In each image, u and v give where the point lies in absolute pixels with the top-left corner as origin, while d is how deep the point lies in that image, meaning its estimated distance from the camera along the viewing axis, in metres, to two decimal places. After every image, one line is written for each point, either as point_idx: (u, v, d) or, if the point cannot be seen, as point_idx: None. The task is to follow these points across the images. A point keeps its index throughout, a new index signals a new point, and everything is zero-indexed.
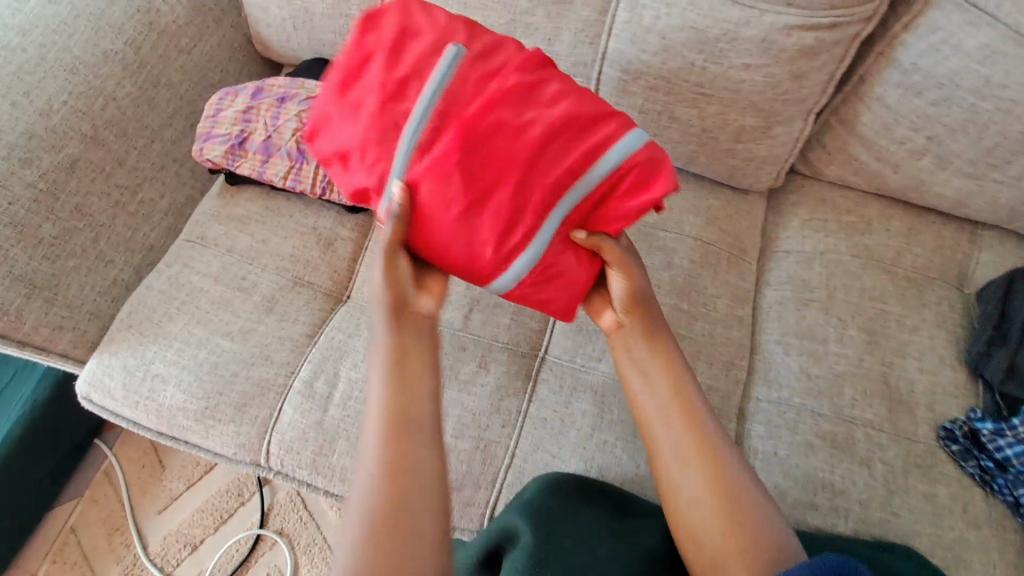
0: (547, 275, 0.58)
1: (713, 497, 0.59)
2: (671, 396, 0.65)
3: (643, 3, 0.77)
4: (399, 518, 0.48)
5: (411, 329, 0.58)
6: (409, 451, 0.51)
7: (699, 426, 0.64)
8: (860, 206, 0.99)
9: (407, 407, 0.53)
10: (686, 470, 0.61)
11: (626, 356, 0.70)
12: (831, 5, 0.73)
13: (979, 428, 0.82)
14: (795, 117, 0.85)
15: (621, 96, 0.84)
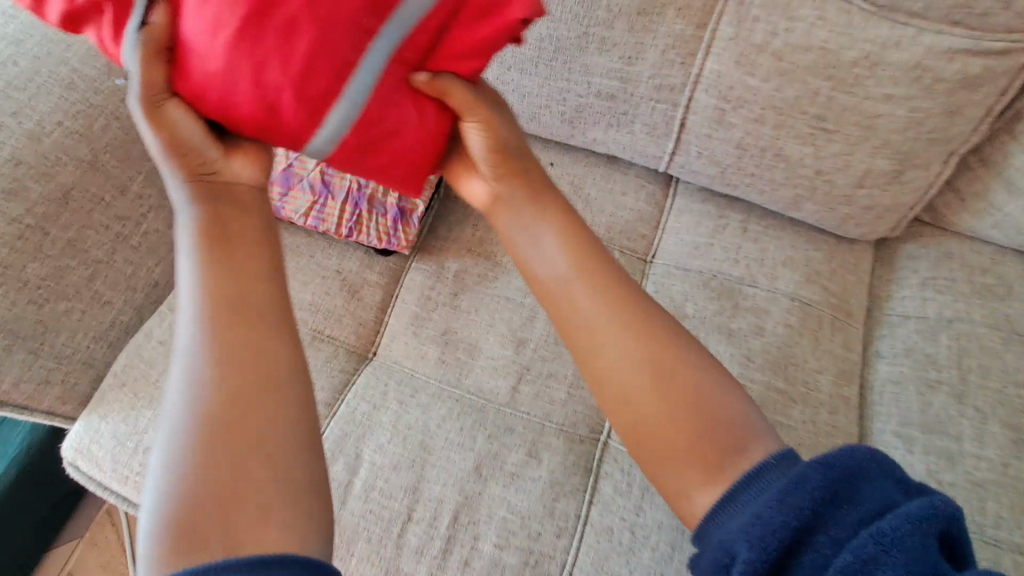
0: (375, 135, 0.45)
1: (652, 389, 0.45)
2: (615, 329, 0.47)
3: (756, 17, 0.63)
4: (221, 460, 0.36)
5: (241, 214, 0.45)
6: (229, 363, 0.39)
7: (657, 336, 0.47)
8: (998, 265, 0.81)
9: (227, 316, 0.40)
10: (628, 391, 0.46)
11: (524, 226, 0.51)
12: (1012, 26, 0.57)
13: None
14: (933, 161, 0.68)
15: (717, 126, 0.70)
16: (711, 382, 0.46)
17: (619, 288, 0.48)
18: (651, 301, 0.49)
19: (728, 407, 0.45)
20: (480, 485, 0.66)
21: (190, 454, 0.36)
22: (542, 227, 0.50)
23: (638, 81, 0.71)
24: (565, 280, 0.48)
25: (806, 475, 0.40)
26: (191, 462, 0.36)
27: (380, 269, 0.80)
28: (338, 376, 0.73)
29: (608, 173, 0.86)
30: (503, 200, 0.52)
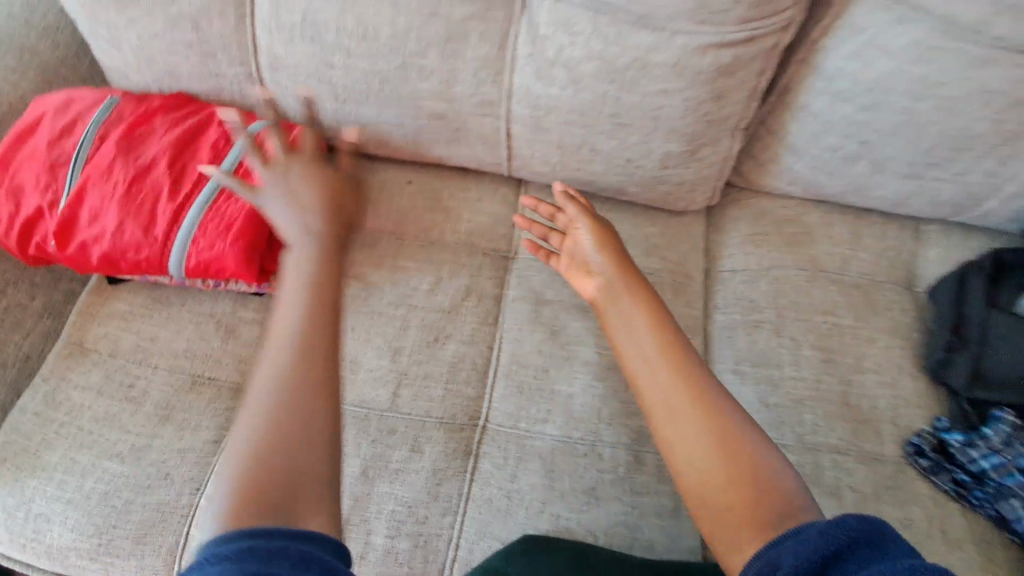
0: (221, 227, 0.76)
1: (711, 442, 0.56)
2: (690, 407, 0.58)
3: (544, 34, 0.70)
4: (282, 452, 0.46)
5: (338, 248, 0.59)
6: (327, 371, 0.50)
7: (719, 416, 0.58)
8: (799, 215, 0.94)
9: (323, 335, 0.51)
10: (681, 432, 0.58)
11: (627, 324, 0.68)
12: (743, 20, 0.66)
13: (948, 441, 0.77)
14: (720, 137, 0.79)
15: (535, 133, 0.79)
16: (760, 466, 0.54)
17: (699, 378, 0.61)
18: (723, 397, 0.59)
19: (773, 486, 0.53)
20: (369, 486, 0.73)
21: (254, 436, 0.46)
22: (637, 319, 0.67)
23: (460, 101, 0.78)
24: (646, 364, 0.63)
25: (845, 518, 0.45)
26: (258, 445, 0.46)
27: (256, 306, 0.84)
28: (222, 415, 0.77)
29: (462, 184, 0.93)
30: (610, 305, 0.71)
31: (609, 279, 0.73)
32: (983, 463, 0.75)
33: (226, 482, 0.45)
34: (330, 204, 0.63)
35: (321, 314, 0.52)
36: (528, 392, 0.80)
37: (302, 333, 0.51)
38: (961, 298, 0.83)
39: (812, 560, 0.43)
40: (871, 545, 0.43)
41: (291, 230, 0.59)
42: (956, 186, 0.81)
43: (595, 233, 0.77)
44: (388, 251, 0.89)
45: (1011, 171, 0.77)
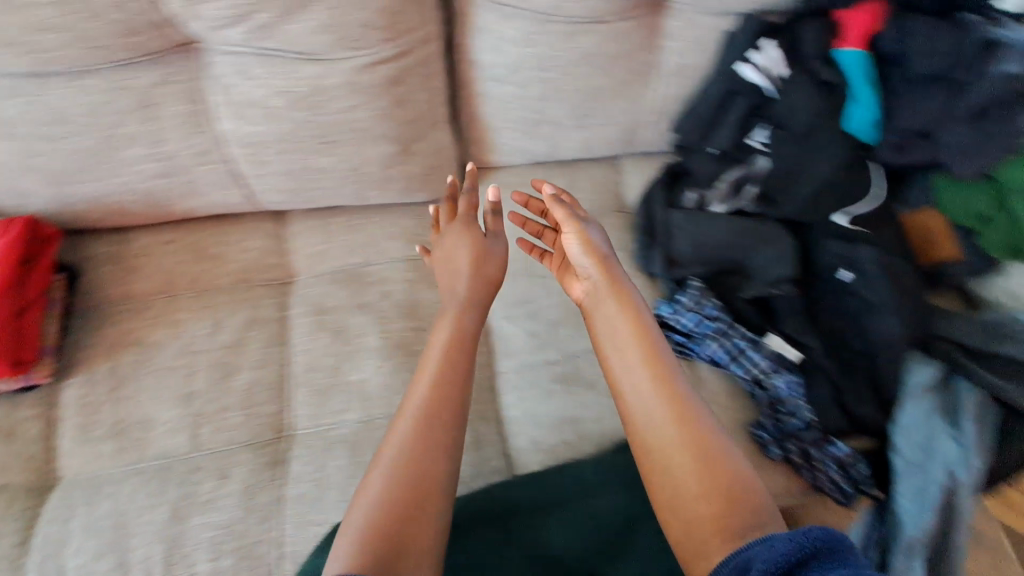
0: None
1: (673, 422, 0.66)
2: (671, 421, 0.66)
3: (231, 83, 0.80)
4: (423, 502, 0.62)
5: (452, 345, 0.76)
6: (445, 433, 0.68)
7: (693, 424, 0.66)
8: (526, 177, 1.13)
9: (432, 464, 0.65)
10: (670, 462, 0.64)
11: (608, 329, 0.76)
12: (389, 39, 0.80)
13: (663, 316, 0.96)
14: (423, 130, 0.93)
15: (259, 166, 0.88)
16: (739, 485, 0.62)
17: (666, 382, 0.69)
18: (685, 391, 0.69)
19: (742, 492, 0.62)
20: (183, 524, 0.78)
21: (395, 485, 0.62)
22: (617, 318, 0.75)
23: (177, 156, 0.86)
24: (616, 354, 0.73)
25: (812, 528, 0.53)
26: (393, 506, 0.61)
27: (28, 403, 0.85)
28: (17, 516, 0.78)
29: (224, 230, 1.01)
30: (596, 308, 0.79)
31: (596, 282, 0.80)
32: (687, 322, 0.95)
33: (345, 553, 0.57)
34: (478, 266, 0.83)
35: (436, 387, 0.71)
36: (325, 391, 0.90)
37: (428, 404, 0.70)
38: (647, 206, 1.06)
39: (779, 563, 0.51)
40: (831, 554, 0.51)
41: (444, 305, 0.81)
42: (615, 124, 1.03)
43: (590, 241, 0.81)
44: (162, 309, 0.94)
45: (642, 106, 1.01)
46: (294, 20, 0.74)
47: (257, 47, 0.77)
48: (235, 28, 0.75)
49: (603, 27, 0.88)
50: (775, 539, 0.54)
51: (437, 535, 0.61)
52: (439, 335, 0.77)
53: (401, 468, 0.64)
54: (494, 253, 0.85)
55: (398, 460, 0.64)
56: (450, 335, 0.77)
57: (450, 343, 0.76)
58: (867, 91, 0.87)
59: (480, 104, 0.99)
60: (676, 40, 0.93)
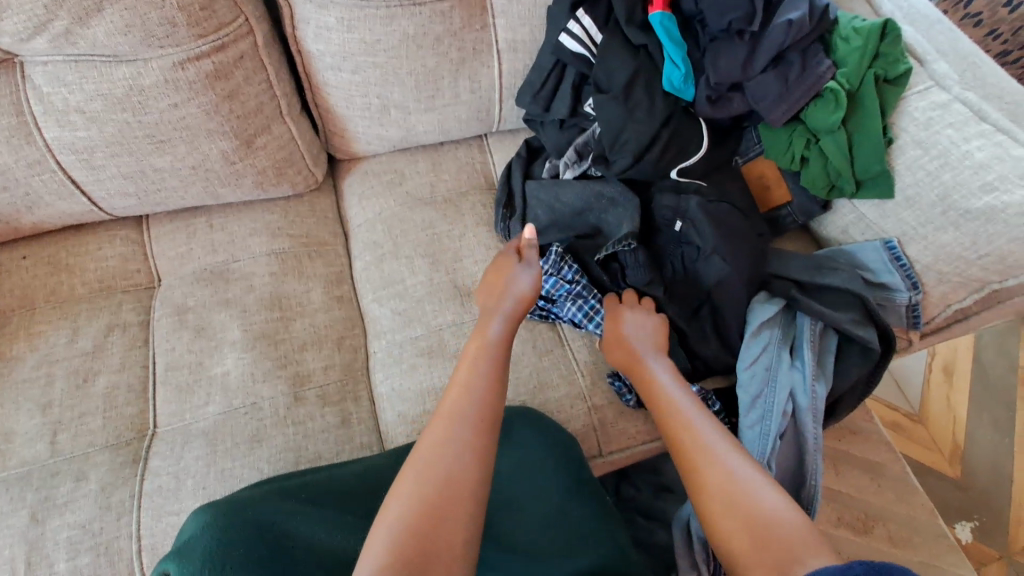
0: None
1: (724, 483, 0.65)
2: (718, 467, 0.67)
3: (48, 92, 0.83)
4: (452, 479, 0.61)
5: (502, 373, 0.75)
6: (486, 415, 0.68)
7: (730, 461, 0.67)
8: (393, 163, 1.16)
9: (479, 473, 0.62)
10: (710, 497, 0.65)
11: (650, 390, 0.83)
12: (198, 35, 0.83)
13: None
14: (269, 125, 0.97)
15: (95, 171, 0.89)
16: (773, 509, 0.61)
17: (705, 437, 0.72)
18: (729, 448, 0.69)
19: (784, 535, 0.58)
20: (40, 527, 0.78)
21: (429, 474, 0.61)
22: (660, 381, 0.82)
23: (10, 168, 0.86)
24: (672, 417, 0.77)
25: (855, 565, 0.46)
26: (421, 491, 0.59)
27: None
28: None
29: (82, 240, 1.00)
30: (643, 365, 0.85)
31: (648, 383, 0.83)
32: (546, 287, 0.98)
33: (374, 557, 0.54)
34: (494, 296, 0.89)
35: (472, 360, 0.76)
36: (187, 386, 0.90)
37: (457, 392, 0.70)
38: (510, 182, 1.11)
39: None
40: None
41: (526, 266, 0.91)
42: (463, 104, 1.07)
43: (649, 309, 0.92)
44: (22, 323, 0.94)
45: (484, 83, 1.05)
46: (92, 24, 0.77)
47: (66, 54, 0.81)
48: (39, 37, 0.78)
49: (421, 9, 0.93)
50: (826, 571, 0.49)
51: (463, 527, 0.58)
52: (493, 327, 0.82)
53: (435, 445, 0.63)
54: (524, 287, 0.88)
55: (448, 419, 0.67)
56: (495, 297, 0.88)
57: (484, 336, 0.81)
58: (676, 50, 0.93)
59: (327, 95, 1.02)
60: (503, 17, 0.99)
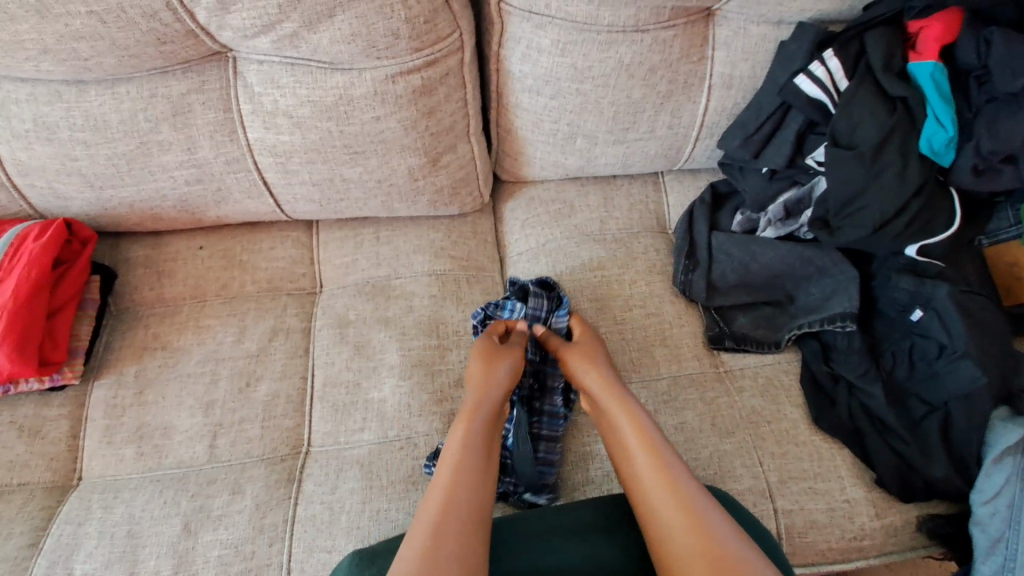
0: None
1: (672, 511, 0.61)
2: (664, 507, 0.61)
3: (259, 92, 0.81)
4: (450, 515, 0.60)
5: (484, 416, 0.75)
6: (476, 447, 0.70)
7: (671, 474, 0.64)
8: (560, 192, 1.05)
9: (465, 496, 0.63)
10: (655, 511, 0.62)
11: (614, 435, 0.73)
12: (414, 49, 0.78)
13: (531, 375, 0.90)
14: (455, 144, 0.91)
15: (288, 175, 0.88)
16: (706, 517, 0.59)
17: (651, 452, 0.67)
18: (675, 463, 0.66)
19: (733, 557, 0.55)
20: (193, 539, 0.75)
21: (434, 510, 0.61)
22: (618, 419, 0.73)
23: (209, 164, 0.86)
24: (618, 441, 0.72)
25: None
26: (431, 520, 0.60)
27: (60, 401, 0.86)
28: (39, 517, 0.78)
29: (256, 237, 1.00)
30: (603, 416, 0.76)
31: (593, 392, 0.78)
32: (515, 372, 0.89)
33: None
34: (489, 381, 0.78)
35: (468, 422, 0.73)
36: (343, 408, 0.86)
37: (451, 455, 0.68)
38: (692, 229, 0.98)
39: None
40: None
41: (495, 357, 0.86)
42: (655, 140, 0.95)
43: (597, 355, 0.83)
44: (191, 315, 0.94)
45: (686, 119, 0.93)
46: (319, 30, 0.74)
47: (284, 56, 0.77)
48: (263, 37, 0.75)
49: (643, 36, 0.83)
50: None
51: (466, 544, 0.58)
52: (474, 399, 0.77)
53: (439, 507, 0.61)
54: (506, 370, 0.80)
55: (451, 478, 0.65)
56: (485, 383, 0.78)
57: (475, 414, 0.74)
58: (945, 108, 0.78)
59: (513, 117, 0.94)
60: (723, 49, 0.87)
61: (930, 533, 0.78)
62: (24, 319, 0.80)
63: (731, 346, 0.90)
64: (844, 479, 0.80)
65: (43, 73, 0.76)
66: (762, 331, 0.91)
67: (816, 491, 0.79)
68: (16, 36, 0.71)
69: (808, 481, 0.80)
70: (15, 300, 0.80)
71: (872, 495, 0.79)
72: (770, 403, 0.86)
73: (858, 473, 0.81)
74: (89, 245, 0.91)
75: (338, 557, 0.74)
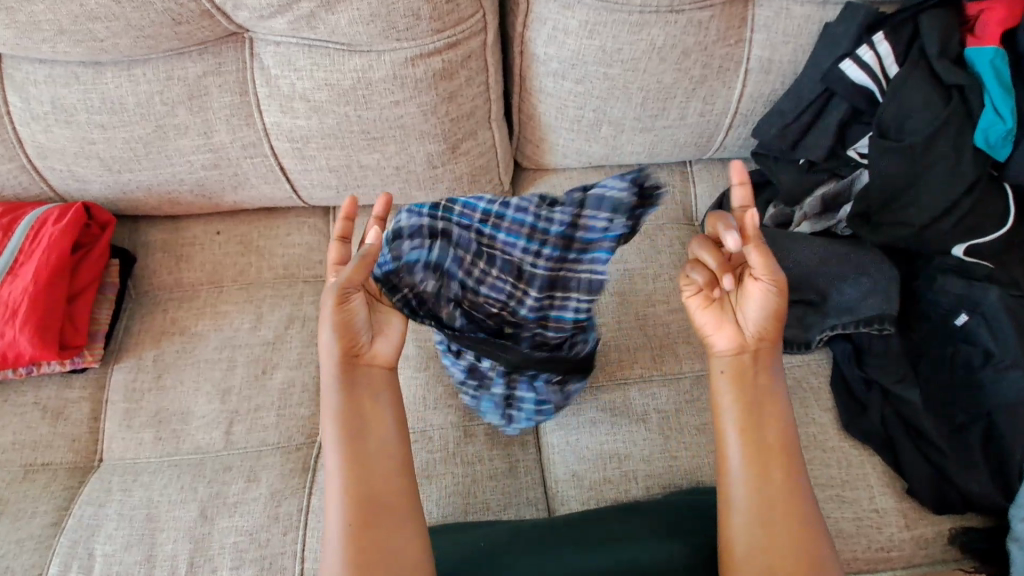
0: (8, 317, 0.80)
1: (784, 513, 0.57)
2: (782, 509, 0.58)
3: (276, 75, 0.78)
4: (366, 480, 0.57)
5: (357, 373, 0.60)
6: (359, 397, 0.59)
7: (794, 480, 0.59)
8: (583, 180, 1.01)
9: (368, 452, 0.58)
10: (769, 530, 0.57)
11: (747, 403, 0.61)
12: (435, 30, 0.75)
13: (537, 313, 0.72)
14: (476, 130, 0.87)
15: (305, 161, 0.86)
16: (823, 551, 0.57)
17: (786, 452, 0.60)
18: (808, 487, 0.60)
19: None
20: (209, 525, 0.76)
21: (349, 494, 0.56)
22: (762, 399, 0.61)
23: (225, 148, 0.84)
24: (749, 410, 0.61)
25: None
26: (353, 500, 0.56)
27: (81, 383, 0.87)
28: (62, 496, 0.80)
29: (273, 223, 0.99)
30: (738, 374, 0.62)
31: (745, 354, 0.62)
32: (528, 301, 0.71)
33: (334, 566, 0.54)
34: (343, 332, 0.59)
35: (342, 378, 0.59)
36: None
37: (343, 424, 0.58)
38: None
39: None
40: None
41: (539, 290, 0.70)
42: (685, 128, 0.91)
43: (770, 295, 0.60)
44: (208, 300, 0.93)
45: (719, 106, 0.88)
46: (338, 10, 0.71)
47: (301, 38, 0.75)
48: (280, 17, 0.72)
49: (677, 17, 0.78)
50: None
51: (392, 489, 0.58)
52: (331, 358, 0.59)
53: (353, 476, 0.57)
54: (358, 311, 0.60)
55: (352, 450, 0.58)
56: (338, 336, 0.59)
57: (349, 377, 0.59)
58: (1005, 97, 0.73)
59: (537, 101, 0.90)
60: (763, 32, 0.82)
61: (963, 547, 0.74)
62: (44, 303, 0.81)
63: None
64: (873, 487, 0.76)
65: (59, 54, 0.75)
66: (792, 331, 0.86)
67: (843, 499, 0.76)
68: (33, 16, 0.70)
69: (836, 489, 0.76)
70: (37, 286, 0.81)
71: (902, 505, 0.75)
72: (798, 406, 0.82)
73: (889, 481, 0.77)
74: (108, 230, 0.91)
75: None
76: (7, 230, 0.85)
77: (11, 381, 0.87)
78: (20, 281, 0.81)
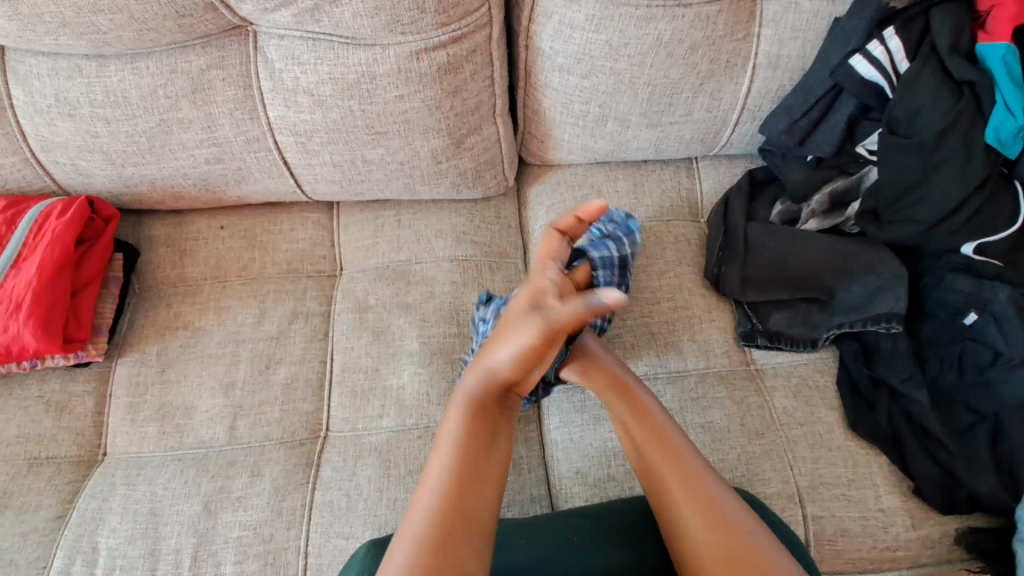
0: (12, 311, 0.79)
1: (684, 499, 0.59)
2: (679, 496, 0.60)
3: (280, 68, 0.78)
4: (468, 491, 0.56)
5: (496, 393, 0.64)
6: (491, 415, 0.62)
7: (684, 464, 0.62)
8: (588, 176, 1.00)
9: (481, 468, 0.59)
10: (680, 525, 0.58)
11: (619, 423, 0.68)
12: (440, 24, 0.74)
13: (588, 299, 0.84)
14: (481, 125, 0.87)
15: (309, 156, 0.85)
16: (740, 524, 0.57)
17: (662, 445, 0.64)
18: (698, 469, 0.62)
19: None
20: (212, 520, 0.76)
21: (448, 499, 0.55)
22: (620, 410, 0.68)
23: (229, 142, 0.84)
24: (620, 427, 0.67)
25: None
26: (446, 507, 0.55)
27: (85, 377, 0.87)
28: (67, 490, 0.80)
29: (276, 217, 0.99)
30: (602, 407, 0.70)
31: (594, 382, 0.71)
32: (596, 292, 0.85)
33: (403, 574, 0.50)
34: (524, 354, 0.63)
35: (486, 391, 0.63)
36: (361, 394, 0.85)
37: (467, 430, 0.60)
38: (728, 217, 0.92)
39: None
40: None
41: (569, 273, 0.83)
42: (691, 124, 0.90)
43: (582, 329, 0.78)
44: (212, 295, 0.93)
45: (726, 101, 0.87)
46: (342, 3, 0.71)
47: (305, 31, 0.75)
48: (284, 10, 0.72)
49: (685, 11, 0.78)
50: None
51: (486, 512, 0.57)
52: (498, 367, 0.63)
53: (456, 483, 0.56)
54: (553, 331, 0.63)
55: (469, 457, 0.58)
56: (519, 359, 0.63)
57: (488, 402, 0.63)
58: (1017, 93, 0.72)
59: (542, 96, 0.90)
60: (772, 26, 0.81)
61: (969, 547, 0.73)
62: (48, 297, 0.80)
63: (764, 344, 0.85)
64: (879, 486, 0.76)
65: (63, 47, 0.75)
66: (798, 329, 0.85)
67: (849, 498, 0.75)
68: (36, 9, 0.70)
69: (841, 488, 0.76)
70: (40, 279, 0.80)
71: (908, 504, 0.75)
72: (804, 404, 0.82)
73: (895, 480, 0.76)
74: (112, 223, 0.91)
75: (354, 543, 0.74)
76: (11, 224, 0.85)
77: (15, 374, 0.87)
78: (24, 274, 0.81)
